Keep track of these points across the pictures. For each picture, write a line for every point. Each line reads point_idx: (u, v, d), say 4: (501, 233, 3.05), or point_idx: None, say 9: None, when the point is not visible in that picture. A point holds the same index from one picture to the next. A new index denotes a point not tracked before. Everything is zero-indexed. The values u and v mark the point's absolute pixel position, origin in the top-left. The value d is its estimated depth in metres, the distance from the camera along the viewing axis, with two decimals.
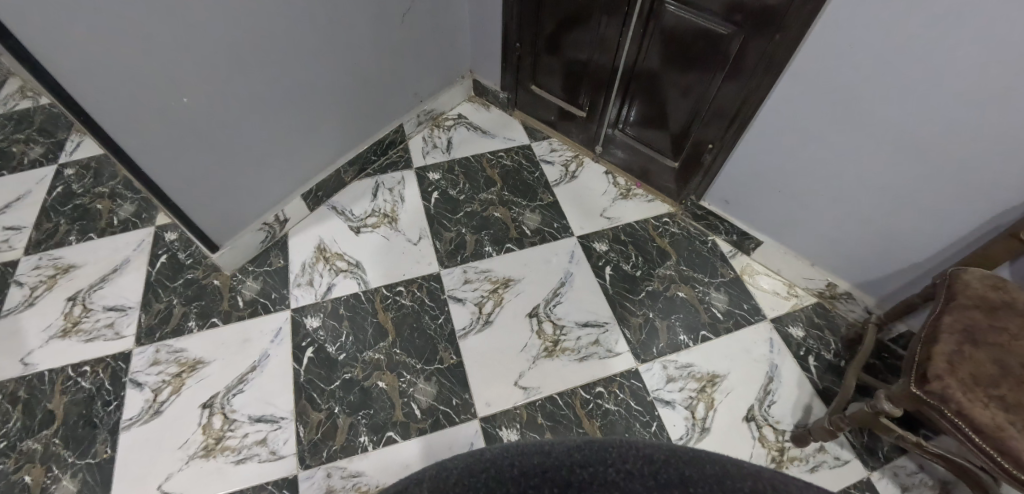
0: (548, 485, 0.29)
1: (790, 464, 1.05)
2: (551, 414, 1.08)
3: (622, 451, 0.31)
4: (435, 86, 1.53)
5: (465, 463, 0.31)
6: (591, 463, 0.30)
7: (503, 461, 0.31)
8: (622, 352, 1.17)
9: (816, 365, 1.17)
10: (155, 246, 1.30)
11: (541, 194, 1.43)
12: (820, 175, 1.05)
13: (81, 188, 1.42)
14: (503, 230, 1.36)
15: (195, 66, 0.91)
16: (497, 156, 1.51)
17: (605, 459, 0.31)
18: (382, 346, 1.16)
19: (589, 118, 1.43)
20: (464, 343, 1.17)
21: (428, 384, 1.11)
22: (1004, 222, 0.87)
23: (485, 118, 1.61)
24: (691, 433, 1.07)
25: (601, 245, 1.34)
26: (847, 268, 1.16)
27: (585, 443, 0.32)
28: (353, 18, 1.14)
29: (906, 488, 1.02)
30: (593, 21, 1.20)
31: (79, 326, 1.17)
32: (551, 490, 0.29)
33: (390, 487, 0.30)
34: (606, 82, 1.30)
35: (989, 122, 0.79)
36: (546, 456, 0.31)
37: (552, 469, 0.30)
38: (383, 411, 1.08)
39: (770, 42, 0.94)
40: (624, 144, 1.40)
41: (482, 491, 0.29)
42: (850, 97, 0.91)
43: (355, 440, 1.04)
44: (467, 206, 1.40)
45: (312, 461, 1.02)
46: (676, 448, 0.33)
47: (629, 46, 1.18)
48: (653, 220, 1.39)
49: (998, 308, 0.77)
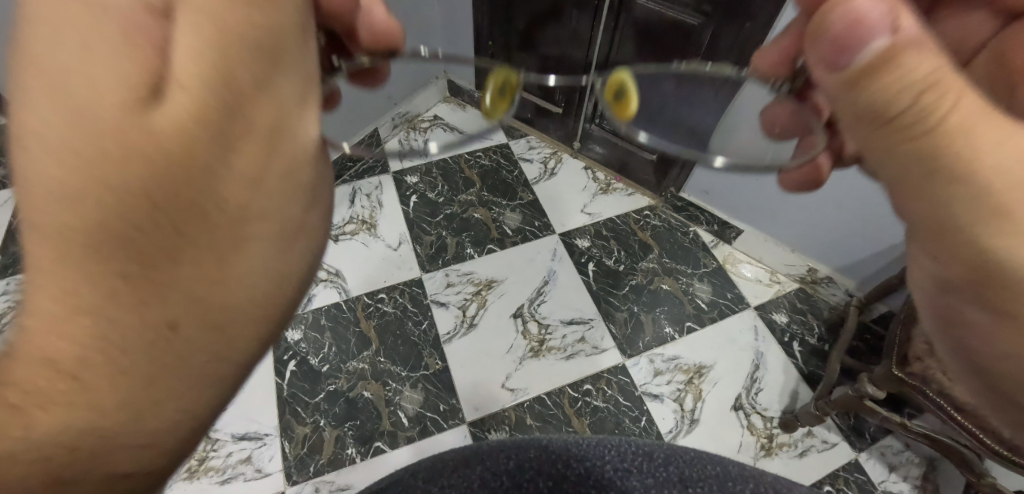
0: (543, 478, 0.31)
1: (779, 451, 1.05)
2: (540, 414, 1.07)
3: (621, 449, 0.33)
4: (409, 88, 1.51)
5: (461, 456, 0.33)
6: (588, 457, 0.32)
7: (500, 454, 0.33)
8: (609, 348, 1.16)
9: (801, 350, 1.17)
10: None
11: (521, 193, 1.42)
12: None
13: None
14: (484, 231, 1.34)
15: None
16: (475, 156, 1.50)
17: (603, 456, 0.33)
18: (366, 355, 1.14)
19: (566, 114, 1.42)
20: (448, 347, 1.15)
21: (414, 391, 1.09)
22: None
23: (462, 118, 1.60)
24: (681, 425, 1.07)
25: (583, 241, 1.33)
26: (826, 252, 1.17)
27: (583, 438, 0.34)
28: None
29: (894, 467, 1.03)
30: (565, 16, 1.19)
31: None
32: (546, 482, 0.31)
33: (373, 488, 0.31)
34: (580, 78, 1.29)
35: None
36: (543, 450, 0.33)
37: (547, 461, 0.32)
38: (369, 421, 1.06)
39: (741, 31, 0.94)
40: (602, 139, 1.40)
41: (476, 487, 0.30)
42: None
43: (343, 452, 1.02)
44: (448, 208, 1.38)
45: (300, 477, 0.99)
46: (673, 444, 0.35)
47: (601, 40, 1.17)
48: (634, 214, 1.39)
49: None
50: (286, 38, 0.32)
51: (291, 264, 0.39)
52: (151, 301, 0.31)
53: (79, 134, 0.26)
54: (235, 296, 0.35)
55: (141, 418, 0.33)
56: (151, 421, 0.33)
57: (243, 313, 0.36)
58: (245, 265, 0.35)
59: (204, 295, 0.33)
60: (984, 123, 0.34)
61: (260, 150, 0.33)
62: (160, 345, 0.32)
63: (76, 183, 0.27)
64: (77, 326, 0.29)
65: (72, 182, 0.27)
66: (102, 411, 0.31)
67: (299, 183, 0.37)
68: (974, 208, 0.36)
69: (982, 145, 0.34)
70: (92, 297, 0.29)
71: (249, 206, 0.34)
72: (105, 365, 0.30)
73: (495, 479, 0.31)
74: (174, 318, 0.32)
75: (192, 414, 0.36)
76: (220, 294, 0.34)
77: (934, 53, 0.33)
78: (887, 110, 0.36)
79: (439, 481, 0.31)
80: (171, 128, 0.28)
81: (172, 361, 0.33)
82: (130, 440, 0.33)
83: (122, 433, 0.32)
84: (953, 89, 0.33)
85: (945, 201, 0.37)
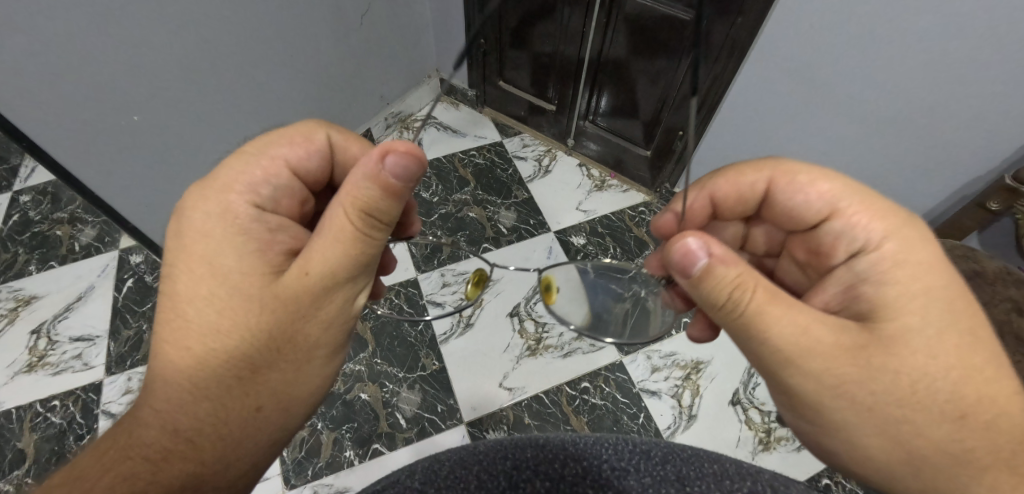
0: (540, 479, 0.31)
1: (777, 445, 1.04)
2: (538, 413, 1.07)
3: (619, 448, 0.33)
4: (401, 87, 1.50)
5: (459, 456, 0.32)
6: (586, 457, 0.32)
7: (496, 454, 0.32)
8: (606, 345, 1.16)
9: None
10: (120, 270, 1.24)
11: (516, 191, 1.41)
12: (795, 154, 1.07)
13: (38, 214, 1.33)
14: (480, 230, 1.33)
15: (145, 81, 0.86)
16: (469, 156, 1.49)
17: (601, 455, 0.32)
18: (362, 357, 1.13)
19: (559, 112, 1.42)
20: (446, 347, 1.15)
21: (411, 392, 1.09)
22: (955, 204, 0.94)
23: (455, 117, 1.59)
24: (679, 421, 1.07)
25: (579, 239, 1.32)
26: None
27: (579, 437, 0.34)
28: (310, 23, 1.11)
29: None
30: (557, 13, 1.19)
31: (45, 359, 1.11)
32: (544, 483, 0.31)
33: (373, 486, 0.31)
34: (572, 74, 1.29)
35: (955, 94, 0.80)
36: (541, 449, 0.33)
37: (545, 461, 0.32)
38: (367, 423, 1.05)
39: (733, 26, 0.94)
40: (596, 136, 1.40)
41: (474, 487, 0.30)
42: (820, 75, 0.92)
43: (341, 454, 1.01)
44: (442, 207, 1.37)
45: (298, 480, 0.98)
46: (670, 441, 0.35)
47: (593, 37, 1.17)
48: (630, 210, 1.39)
49: (971, 278, 0.76)
50: (369, 264, 0.51)
51: (335, 373, 0.54)
52: (251, 392, 0.48)
53: (238, 303, 0.48)
54: (299, 396, 0.50)
55: (227, 468, 0.47)
56: (226, 473, 0.47)
57: (303, 408, 0.52)
58: (308, 375, 0.51)
59: (285, 399, 0.49)
60: (774, 307, 0.48)
61: (336, 311, 0.50)
62: (250, 422, 0.48)
63: (231, 324, 0.47)
64: (205, 402, 0.47)
65: (230, 326, 0.47)
66: (202, 457, 0.46)
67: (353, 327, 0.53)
68: (771, 359, 0.49)
69: (770, 323, 0.47)
70: (219, 387, 0.47)
71: (319, 344, 0.50)
72: (215, 427, 0.47)
73: (493, 480, 0.31)
74: (261, 402, 0.48)
75: (255, 473, 0.49)
76: (292, 398, 0.50)
77: (741, 266, 0.49)
78: (718, 302, 0.50)
79: (436, 483, 0.31)
80: (288, 295, 0.48)
81: (251, 433, 0.48)
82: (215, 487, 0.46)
83: (214, 482, 0.46)
84: (750, 286, 0.48)
85: (754, 348, 0.49)
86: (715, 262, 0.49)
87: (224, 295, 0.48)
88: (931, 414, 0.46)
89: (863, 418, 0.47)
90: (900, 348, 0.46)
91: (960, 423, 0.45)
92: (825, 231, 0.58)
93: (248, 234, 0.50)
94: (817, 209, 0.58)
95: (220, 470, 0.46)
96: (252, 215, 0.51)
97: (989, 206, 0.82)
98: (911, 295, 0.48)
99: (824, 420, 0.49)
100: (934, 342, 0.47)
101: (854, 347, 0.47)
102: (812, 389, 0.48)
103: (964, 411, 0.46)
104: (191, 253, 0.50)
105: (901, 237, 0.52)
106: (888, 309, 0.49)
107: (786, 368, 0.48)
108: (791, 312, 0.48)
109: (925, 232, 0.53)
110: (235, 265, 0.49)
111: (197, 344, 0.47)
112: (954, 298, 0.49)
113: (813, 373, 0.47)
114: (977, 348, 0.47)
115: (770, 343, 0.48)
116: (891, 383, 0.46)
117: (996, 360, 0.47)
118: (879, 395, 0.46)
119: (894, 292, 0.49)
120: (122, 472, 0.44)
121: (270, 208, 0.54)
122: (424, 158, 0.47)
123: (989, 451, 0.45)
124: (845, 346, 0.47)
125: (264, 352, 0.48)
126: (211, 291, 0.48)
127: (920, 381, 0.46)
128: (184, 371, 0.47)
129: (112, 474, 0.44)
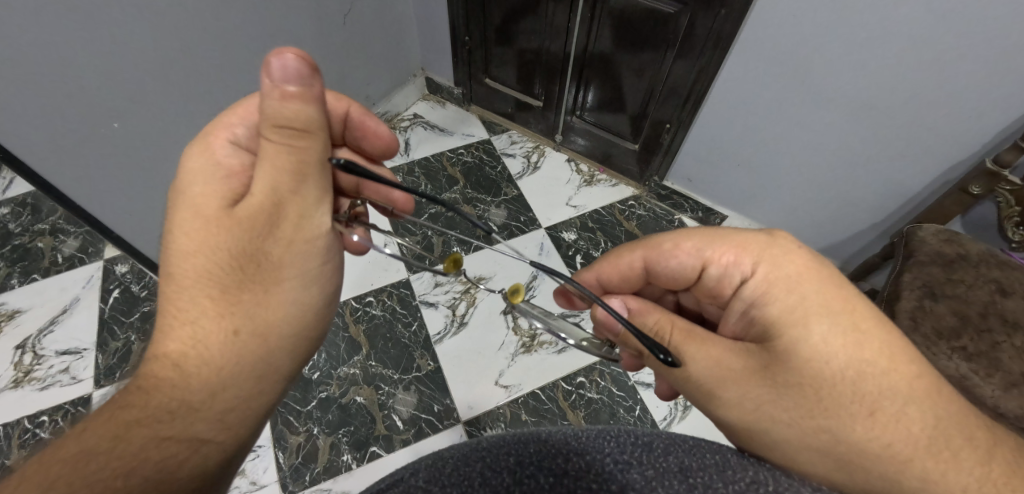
0: (543, 472, 0.31)
1: None
2: (535, 409, 1.07)
3: (620, 439, 0.33)
4: (387, 87, 1.49)
5: (461, 453, 0.32)
6: (590, 451, 0.32)
7: (500, 449, 0.32)
8: None
9: None
10: (106, 280, 1.22)
11: (506, 188, 1.41)
12: (779, 143, 1.08)
13: (19, 226, 1.30)
14: (470, 228, 1.33)
15: (126, 89, 0.85)
16: (458, 154, 1.49)
17: (604, 449, 0.32)
18: (357, 360, 1.12)
19: (546, 107, 1.41)
20: (440, 347, 1.15)
21: (407, 393, 1.08)
22: (931, 193, 0.95)
23: (441, 115, 1.58)
24: (675, 412, 1.08)
25: (569, 234, 1.33)
26: (816, 229, 1.18)
27: (581, 430, 0.34)
28: (293, 25, 1.10)
29: None
30: (542, 9, 1.18)
31: (31, 374, 1.09)
32: (547, 477, 0.31)
33: (376, 484, 0.31)
34: (559, 69, 1.29)
35: (935, 80, 0.81)
36: (543, 443, 0.33)
37: (547, 455, 0.32)
38: (363, 426, 1.04)
39: (715, 18, 0.95)
40: (584, 131, 1.40)
41: (477, 480, 0.31)
42: (800, 63, 0.93)
43: (338, 459, 1.00)
44: (431, 207, 1.37)
45: (295, 487, 0.97)
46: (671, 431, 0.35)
47: (578, 32, 1.17)
48: (618, 204, 1.40)
49: (955, 262, 0.77)
50: (305, 175, 0.50)
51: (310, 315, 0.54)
52: (227, 315, 0.48)
53: (205, 223, 0.49)
54: (277, 319, 0.50)
55: (215, 397, 0.46)
56: (212, 402, 0.46)
57: (282, 337, 0.51)
58: (280, 297, 0.50)
59: (263, 325, 0.49)
60: (690, 345, 0.51)
61: (297, 229, 0.50)
62: (230, 344, 0.47)
63: (195, 243, 0.48)
64: (186, 327, 0.47)
65: (196, 246, 0.48)
66: (190, 381, 0.45)
67: (320, 249, 0.53)
68: (695, 395, 0.52)
69: (687, 359, 0.51)
70: (199, 310, 0.47)
71: (285, 265, 0.50)
72: (195, 349, 0.46)
73: (497, 475, 0.31)
74: (237, 325, 0.48)
75: (247, 411, 0.48)
76: (269, 323, 0.50)
77: (657, 313, 0.54)
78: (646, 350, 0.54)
79: (440, 481, 0.31)
80: (243, 212, 0.48)
81: (234, 357, 0.47)
82: (203, 419, 0.45)
83: (204, 410, 0.45)
84: (667, 329, 0.53)
85: (683, 387, 0.52)
86: (633, 314, 0.55)
87: (194, 219, 0.49)
88: (842, 417, 0.44)
89: (783, 434, 0.46)
90: (794, 359, 0.47)
91: (873, 420, 0.43)
92: (707, 279, 0.55)
93: (218, 166, 0.52)
94: (691, 267, 0.56)
95: (207, 399, 0.45)
96: (224, 153, 0.52)
97: (971, 191, 0.84)
98: (791, 308, 0.48)
99: (758, 446, 0.48)
100: (824, 348, 0.46)
101: (760, 367, 0.48)
102: (735, 418, 0.48)
103: (873, 407, 0.44)
104: (175, 192, 0.52)
105: (769, 257, 0.51)
106: (777, 325, 0.48)
107: (709, 400, 0.50)
108: (704, 347, 0.50)
109: (786, 242, 0.53)
110: (199, 190, 0.50)
111: (174, 268, 0.49)
112: (830, 299, 0.48)
113: (730, 402, 0.49)
114: (866, 339, 0.46)
115: (692, 381, 0.51)
116: (798, 395, 0.46)
117: (890, 347, 0.46)
118: (792, 410, 0.46)
119: (776, 309, 0.49)
120: (113, 403, 0.44)
121: (246, 145, 0.54)
122: (306, 56, 0.47)
123: (909, 443, 0.42)
124: (752, 369, 0.48)
125: (227, 268, 0.48)
126: (184, 217, 0.50)
127: (824, 387, 0.45)
128: (168, 298, 0.49)
129: (108, 406, 0.44)
